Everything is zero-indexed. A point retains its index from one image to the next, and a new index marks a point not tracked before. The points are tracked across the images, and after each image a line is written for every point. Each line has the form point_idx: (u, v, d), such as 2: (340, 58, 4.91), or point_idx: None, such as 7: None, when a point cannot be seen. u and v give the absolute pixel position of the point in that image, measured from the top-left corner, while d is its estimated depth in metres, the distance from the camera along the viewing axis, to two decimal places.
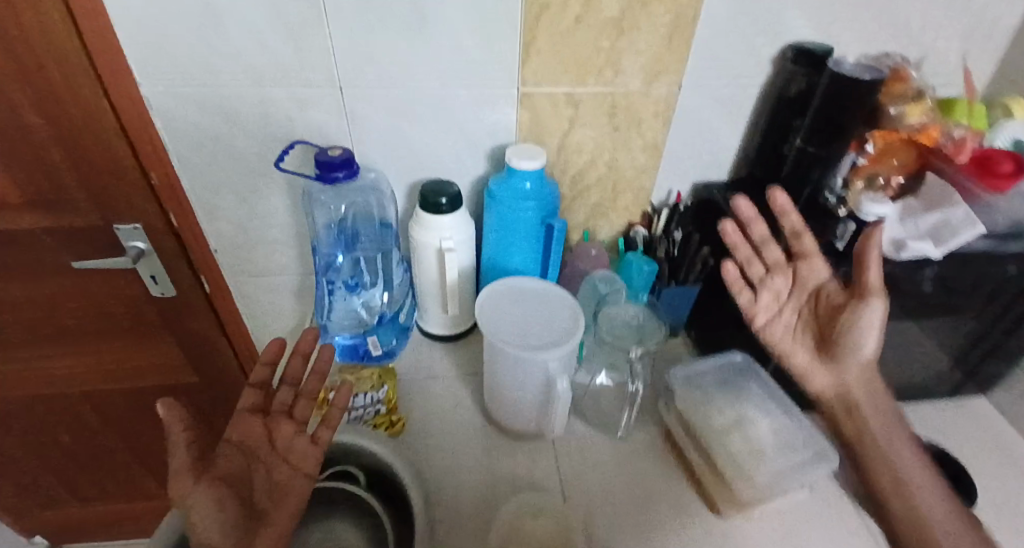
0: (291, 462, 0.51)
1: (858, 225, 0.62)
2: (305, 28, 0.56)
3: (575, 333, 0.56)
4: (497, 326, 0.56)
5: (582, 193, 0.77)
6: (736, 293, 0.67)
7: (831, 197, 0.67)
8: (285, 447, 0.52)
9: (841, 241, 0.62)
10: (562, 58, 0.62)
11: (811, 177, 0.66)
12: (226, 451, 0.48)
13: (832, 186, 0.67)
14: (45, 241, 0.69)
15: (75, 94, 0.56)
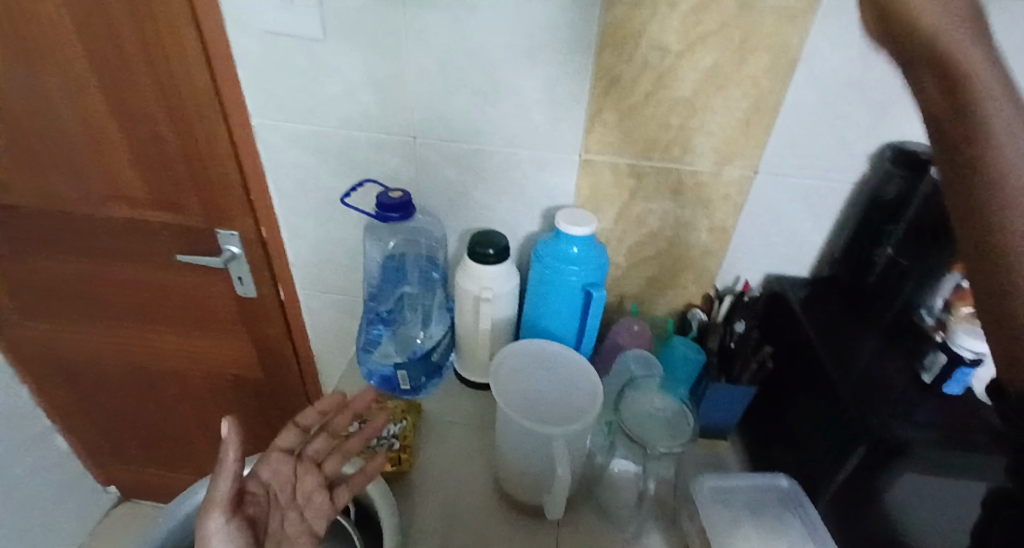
0: (304, 513, 0.48)
1: (950, 359, 0.51)
2: (390, 83, 0.62)
3: (588, 416, 0.53)
4: (512, 392, 0.56)
5: (638, 264, 0.73)
6: (799, 405, 0.60)
7: (927, 317, 0.56)
8: (304, 501, 0.49)
9: (928, 374, 0.53)
10: (628, 131, 0.62)
11: (900, 292, 0.58)
12: (252, 490, 0.47)
13: (928, 305, 0.56)
14: (164, 234, 0.81)
15: (204, 118, 0.67)
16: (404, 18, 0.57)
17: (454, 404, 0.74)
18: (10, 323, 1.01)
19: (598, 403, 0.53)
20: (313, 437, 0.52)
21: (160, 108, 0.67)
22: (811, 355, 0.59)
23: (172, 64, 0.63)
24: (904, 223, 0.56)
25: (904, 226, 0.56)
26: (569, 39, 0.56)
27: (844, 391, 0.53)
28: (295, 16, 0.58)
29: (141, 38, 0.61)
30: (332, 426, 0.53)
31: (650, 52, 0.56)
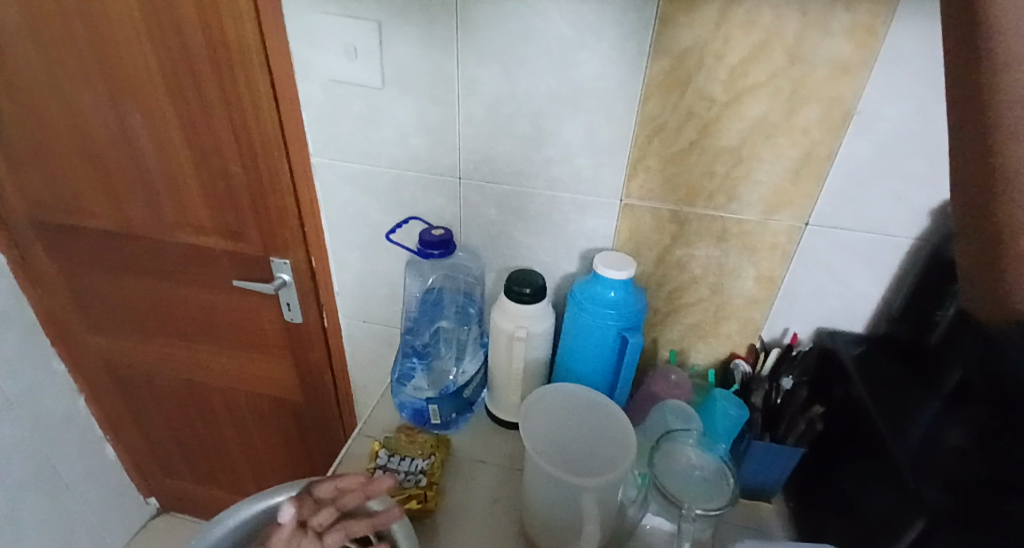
0: None
1: None
2: (440, 127, 0.65)
3: (619, 470, 0.51)
4: (541, 442, 0.55)
5: (678, 311, 0.72)
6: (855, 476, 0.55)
7: None
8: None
9: None
10: (670, 178, 0.62)
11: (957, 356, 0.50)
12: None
13: None
14: (224, 260, 0.87)
15: (268, 154, 0.72)
16: (457, 69, 0.60)
17: (484, 442, 0.74)
18: (80, 335, 1.10)
19: (631, 452, 0.52)
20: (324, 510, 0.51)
21: (229, 145, 0.73)
22: (865, 422, 0.55)
23: (245, 106, 0.69)
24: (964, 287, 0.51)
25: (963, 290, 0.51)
26: (615, 89, 0.57)
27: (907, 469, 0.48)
28: (357, 66, 0.62)
29: (220, 83, 0.68)
30: (342, 501, 0.51)
31: (695, 103, 0.56)
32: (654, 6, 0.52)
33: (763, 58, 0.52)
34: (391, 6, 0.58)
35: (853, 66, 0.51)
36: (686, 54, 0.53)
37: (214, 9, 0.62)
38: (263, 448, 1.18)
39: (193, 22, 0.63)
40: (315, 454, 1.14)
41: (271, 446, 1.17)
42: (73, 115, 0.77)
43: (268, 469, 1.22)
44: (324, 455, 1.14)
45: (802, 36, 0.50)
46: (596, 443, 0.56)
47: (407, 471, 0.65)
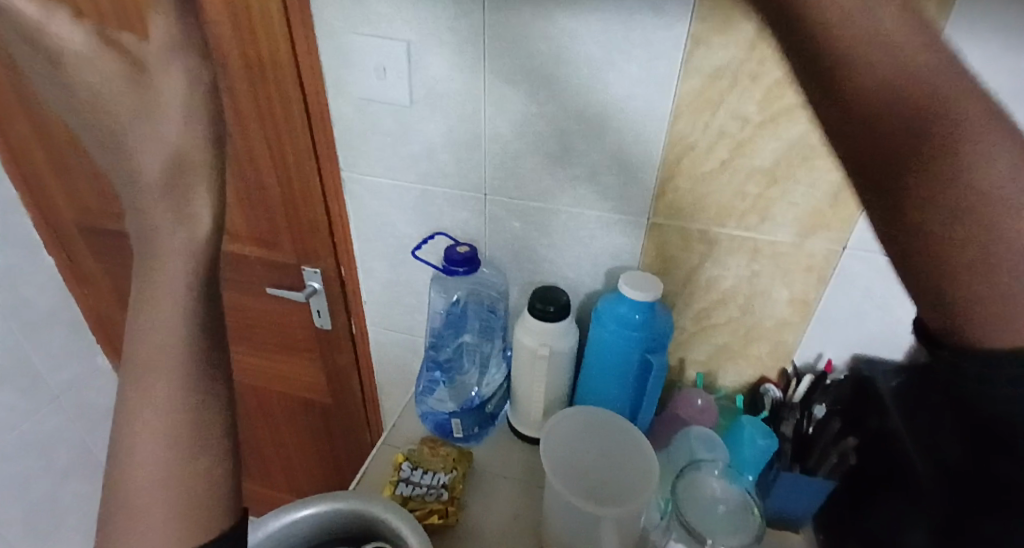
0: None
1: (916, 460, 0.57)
2: (467, 143, 0.65)
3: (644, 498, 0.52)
4: (563, 466, 0.55)
5: (706, 332, 0.70)
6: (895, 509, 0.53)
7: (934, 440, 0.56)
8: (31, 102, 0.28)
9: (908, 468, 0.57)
10: (700, 198, 0.60)
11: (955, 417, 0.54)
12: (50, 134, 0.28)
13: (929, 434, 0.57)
14: (258, 267, 0.90)
15: (301, 167, 0.74)
16: (485, 86, 0.60)
17: (506, 456, 0.74)
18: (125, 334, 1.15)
19: (653, 482, 0.53)
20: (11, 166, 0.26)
21: (263, 158, 0.75)
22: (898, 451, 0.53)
23: (278, 121, 0.70)
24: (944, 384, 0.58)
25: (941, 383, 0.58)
26: (643, 108, 0.56)
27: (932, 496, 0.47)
28: (387, 83, 0.63)
29: (255, 98, 0.69)
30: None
31: (728, 122, 0.54)
32: (686, 24, 0.50)
33: None
34: (420, 25, 0.58)
35: None
36: (719, 74, 0.52)
37: (248, 28, 0.63)
38: (291, 445, 1.22)
39: (230, 40, 0.65)
40: (341, 453, 1.18)
41: (301, 445, 1.21)
42: None
43: (297, 466, 1.26)
44: (351, 454, 1.17)
45: None
46: (617, 466, 0.56)
47: (429, 484, 0.66)
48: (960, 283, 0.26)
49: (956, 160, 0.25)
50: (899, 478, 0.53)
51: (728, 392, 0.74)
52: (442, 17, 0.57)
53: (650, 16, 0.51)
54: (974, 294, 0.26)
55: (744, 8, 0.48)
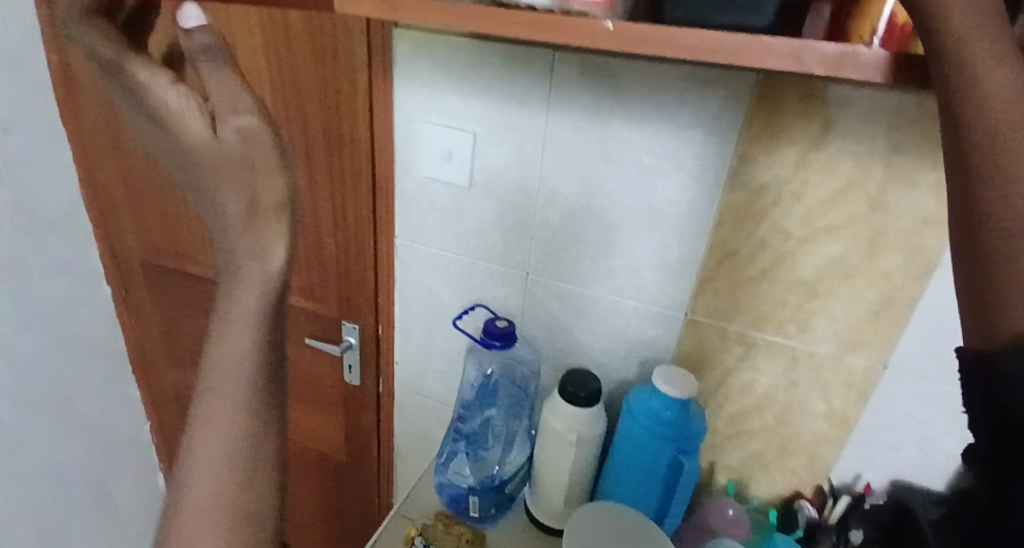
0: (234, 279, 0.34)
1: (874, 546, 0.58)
2: (517, 226, 0.69)
3: None
4: None
5: (738, 435, 0.68)
6: None
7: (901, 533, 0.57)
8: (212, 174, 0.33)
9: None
10: (739, 302, 0.61)
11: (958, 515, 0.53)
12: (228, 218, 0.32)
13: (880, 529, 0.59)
14: (301, 318, 0.93)
15: (358, 231, 0.79)
16: (539, 178, 0.65)
17: (521, 544, 0.71)
18: (162, 366, 1.19)
19: None
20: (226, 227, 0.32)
21: (325, 218, 0.81)
22: None
23: (347, 188, 0.77)
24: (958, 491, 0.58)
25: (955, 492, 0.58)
26: (688, 213, 0.59)
27: None
28: (450, 166, 0.69)
29: (329, 166, 0.76)
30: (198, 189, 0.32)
31: (770, 234, 0.57)
32: (733, 143, 0.54)
33: (844, 201, 0.53)
34: (488, 121, 0.64)
35: (942, 219, 0.50)
36: (763, 190, 0.55)
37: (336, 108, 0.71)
38: (298, 499, 1.20)
39: (318, 116, 0.73)
40: (347, 513, 1.15)
41: (308, 499, 1.19)
42: None
43: (300, 522, 1.23)
44: (357, 516, 1.14)
45: (885, 186, 0.51)
46: None
47: None
48: (993, 283, 0.19)
49: (1004, 127, 0.20)
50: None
51: (760, 504, 0.71)
52: (508, 116, 0.63)
53: (699, 132, 0.55)
54: (1002, 301, 0.18)
55: (791, 134, 0.52)
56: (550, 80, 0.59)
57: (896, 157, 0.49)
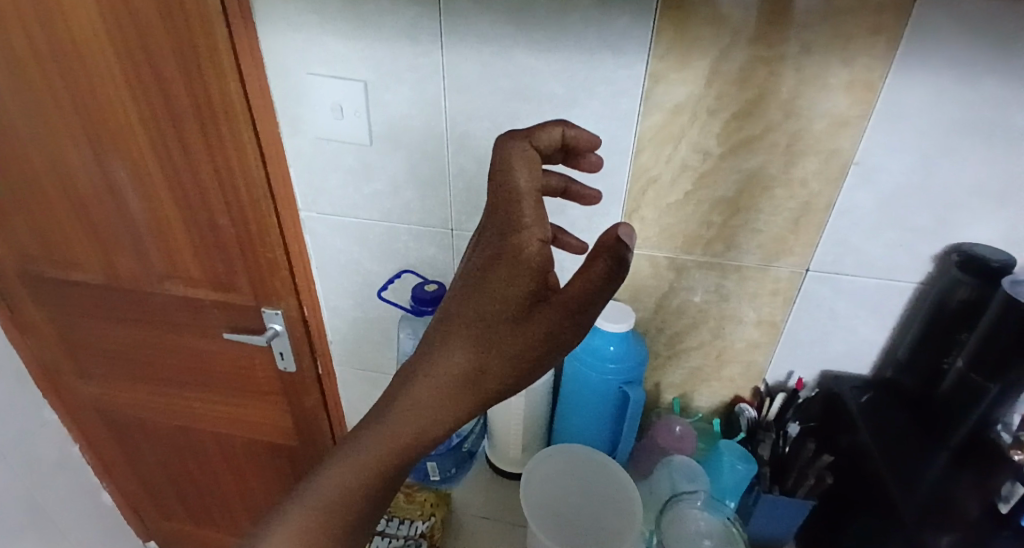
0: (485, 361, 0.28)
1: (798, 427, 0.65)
2: (433, 180, 0.64)
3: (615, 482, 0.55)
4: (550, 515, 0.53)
5: (679, 355, 0.70)
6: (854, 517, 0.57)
7: (832, 412, 0.64)
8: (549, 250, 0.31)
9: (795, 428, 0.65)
10: (668, 227, 0.60)
11: (900, 415, 0.60)
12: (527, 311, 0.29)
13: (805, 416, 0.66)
14: (216, 311, 0.85)
15: (255, 207, 0.70)
16: (447, 125, 0.59)
17: (486, 496, 0.72)
18: (73, 385, 1.07)
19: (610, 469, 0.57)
20: (516, 301, 0.29)
21: (215, 199, 0.71)
22: (867, 463, 0.56)
23: (232, 163, 0.66)
24: (888, 372, 0.65)
25: (887, 372, 0.65)
26: (607, 143, 0.56)
27: (894, 505, 0.52)
28: (346, 122, 0.61)
29: (204, 139, 0.65)
30: (529, 276, 0.30)
31: (690, 155, 0.55)
32: (645, 64, 0.51)
33: (760, 114, 0.51)
34: (378, 65, 0.57)
35: (851, 119, 0.50)
36: (678, 110, 0.53)
37: (196, 68, 0.59)
38: (257, 488, 1.16)
39: (176, 81, 0.61)
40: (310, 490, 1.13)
41: (270, 488, 1.15)
42: (55, 170, 0.75)
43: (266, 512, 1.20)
44: None
45: (798, 91, 0.49)
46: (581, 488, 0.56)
47: (405, 536, 0.63)
48: None
49: None
50: (949, 437, 0.55)
51: (705, 415, 0.75)
52: (402, 57, 0.56)
53: (609, 55, 0.51)
54: None
55: (701, 46, 0.49)
56: (441, 10, 0.52)
57: (807, 62, 0.48)
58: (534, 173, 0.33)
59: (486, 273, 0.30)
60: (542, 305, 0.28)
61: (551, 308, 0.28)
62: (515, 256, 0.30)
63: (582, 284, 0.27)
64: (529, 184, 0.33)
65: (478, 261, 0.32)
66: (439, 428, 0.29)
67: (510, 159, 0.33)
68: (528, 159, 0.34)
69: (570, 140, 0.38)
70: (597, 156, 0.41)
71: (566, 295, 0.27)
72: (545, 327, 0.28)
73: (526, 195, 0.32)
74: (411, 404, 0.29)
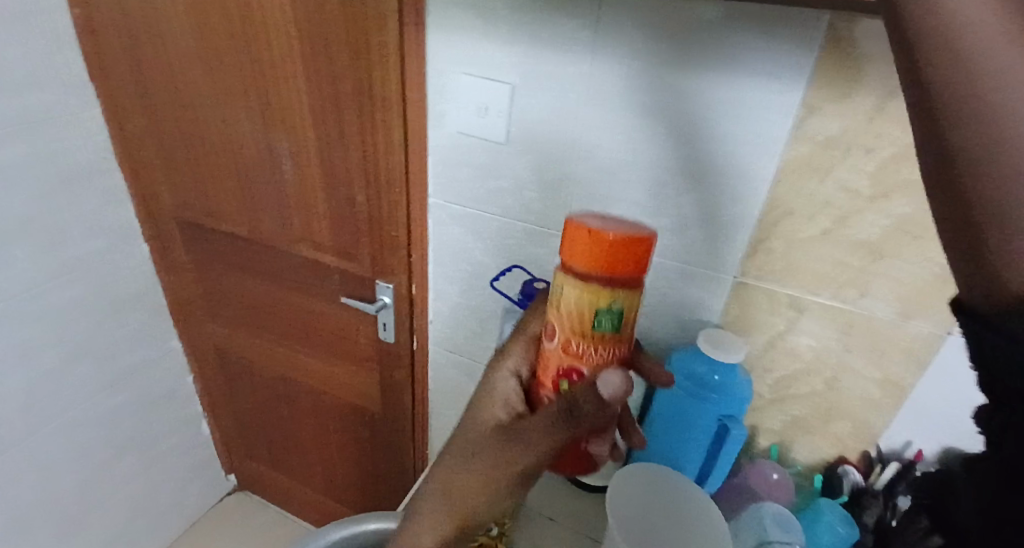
0: (496, 461, 0.46)
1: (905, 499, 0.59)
2: (557, 184, 0.66)
3: (649, 475, 0.58)
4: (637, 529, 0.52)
5: (782, 400, 0.66)
6: None
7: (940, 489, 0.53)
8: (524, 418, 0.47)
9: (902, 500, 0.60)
10: (795, 264, 0.58)
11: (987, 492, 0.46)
12: (519, 436, 0.44)
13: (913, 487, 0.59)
14: (337, 277, 0.94)
15: (390, 187, 0.77)
16: (582, 136, 0.61)
17: (556, 500, 0.72)
18: (202, 323, 1.23)
19: (641, 470, 0.58)
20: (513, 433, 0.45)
21: (357, 177, 0.79)
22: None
23: (377, 145, 0.74)
24: None
25: None
26: (745, 171, 0.55)
27: None
28: (487, 120, 0.65)
29: (359, 121, 0.73)
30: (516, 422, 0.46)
31: (834, 193, 0.53)
32: (800, 93, 0.50)
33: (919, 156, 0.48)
34: (527, 70, 0.60)
35: None
36: (830, 143, 0.51)
37: (366, 59, 0.67)
38: (336, 446, 1.25)
39: (347, 68, 0.69)
40: (381, 458, 1.20)
41: (349, 449, 1.24)
42: (230, 137, 0.87)
43: (341, 470, 1.30)
44: (395, 466, 1.19)
45: None
46: (636, 495, 0.56)
47: None
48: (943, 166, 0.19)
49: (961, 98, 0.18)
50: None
51: (803, 469, 0.70)
52: (551, 66, 0.59)
53: (762, 78, 0.50)
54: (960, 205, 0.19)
55: (866, 82, 0.47)
56: (597, 25, 0.54)
57: None
58: (515, 359, 0.52)
59: (488, 412, 0.50)
60: (524, 432, 0.44)
61: (531, 431, 0.43)
62: (503, 398, 0.50)
63: (544, 419, 0.42)
64: (512, 366, 0.52)
65: (479, 404, 0.52)
66: (473, 494, 0.47)
67: (504, 355, 0.53)
68: (513, 356, 0.52)
69: (526, 342, 0.53)
70: (532, 330, 0.53)
71: (538, 426, 0.43)
72: (527, 442, 0.44)
73: (512, 374, 0.51)
74: (457, 477, 0.48)
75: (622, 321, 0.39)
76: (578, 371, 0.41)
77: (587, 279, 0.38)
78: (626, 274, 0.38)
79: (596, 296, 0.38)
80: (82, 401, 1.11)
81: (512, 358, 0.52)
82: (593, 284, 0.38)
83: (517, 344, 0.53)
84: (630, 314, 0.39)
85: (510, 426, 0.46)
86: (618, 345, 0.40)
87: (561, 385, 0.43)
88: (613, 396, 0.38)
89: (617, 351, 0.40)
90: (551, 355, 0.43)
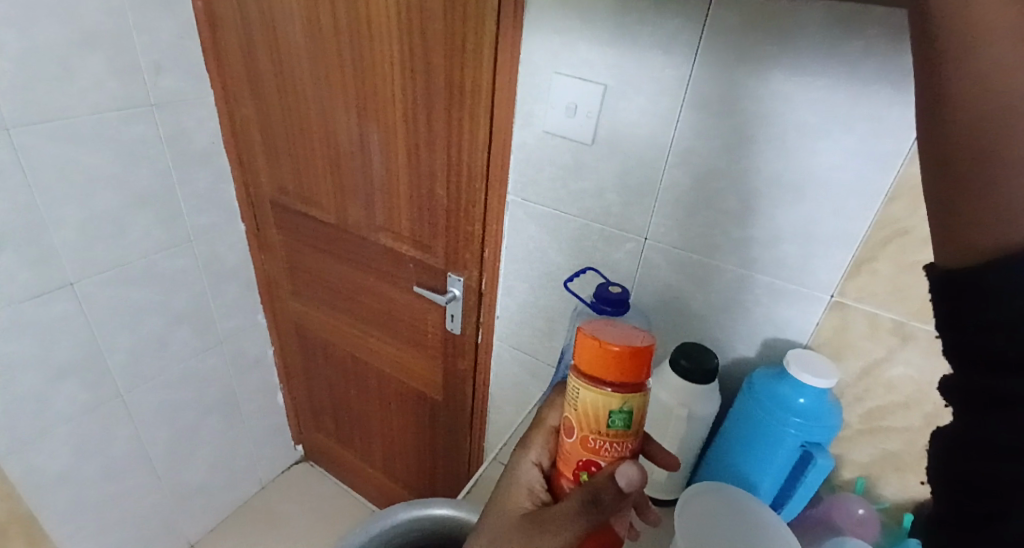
0: None
1: None
2: (640, 188, 0.65)
3: (716, 492, 0.56)
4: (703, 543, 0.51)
5: (874, 433, 0.61)
6: None
7: None
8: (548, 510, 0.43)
9: None
10: (904, 287, 0.53)
11: None
12: (543, 529, 0.40)
13: None
14: (412, 266, 0.97)
15: (471, 182, 0.79)
16: (671, 139, 0.60)
17: None
18: (286, 300, 1.32)
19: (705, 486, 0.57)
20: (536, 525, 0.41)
21: (440, 170, 0.81)
22: None
23: (462, 141, 0.76)
24: None
25: None
26: (852, 183, 0.51)
27: None
28: (576, 121, 0.65)
29: (446, 116, 0.76)
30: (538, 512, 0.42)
31: None
32: None
33: None
34: (620, 71, 0.59)
35: None
36: None
37: (460, 57, 0.69)
38: (398, 427, 1.31)
39: (440, 65, 0.72)
40: (439, 444, 1.23)
41: (409, 433, 1.29)
42: (326, 129, 0.93)
43: (401, 452, 1.35)
44: (452, 454, 1.22)
45: None
46: (700, 508, 0.54)
47: None
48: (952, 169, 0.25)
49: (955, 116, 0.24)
50: None
51: (891, 509, 0.64)
52: (645, 67, 0.58)
53: (886, 85, 0.46)
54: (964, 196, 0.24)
55: None
56: (699, 25, 0.53)
57: None
58: (538, 446, 0.49)
59: (512, 502, 0.46)
60: (547, 524, 0.39)
61: (554, 521, 0.39)
62: (526, 489, 0.46)
63: (565, 512, 0.38)
64: (535, 455, 0.48)
65: (502, 492, 0.48)
66: None
67: (526, 440, 0.50)
68: (535, 442, 0.49)
69: (548, 427, 0.50)
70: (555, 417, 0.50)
71: (561, 517, 0.39)
72: (550, 537, 0.39)
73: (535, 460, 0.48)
74: None
75: (634, 418, 0.37)
76: (596, 465, 0.38)
77: (597, 380, 0.36)
78: (634, 376, 0.36)
79: (607, 398, 0.36)
80: (181, 360, 1.23)
81: (534, 446, 0.49)
82: (603, 386, 0.36)
83: (541, 430, 0.50)
84: (640, 413, 0.37)
85: (531, 516, 0.42)
86: (633, 441, 0.37)
87: (574, 482, 0.40)
88: (630, 488, 0.37)
89: (629, 449, 0.38)
90: (567, 449, 0.40)
